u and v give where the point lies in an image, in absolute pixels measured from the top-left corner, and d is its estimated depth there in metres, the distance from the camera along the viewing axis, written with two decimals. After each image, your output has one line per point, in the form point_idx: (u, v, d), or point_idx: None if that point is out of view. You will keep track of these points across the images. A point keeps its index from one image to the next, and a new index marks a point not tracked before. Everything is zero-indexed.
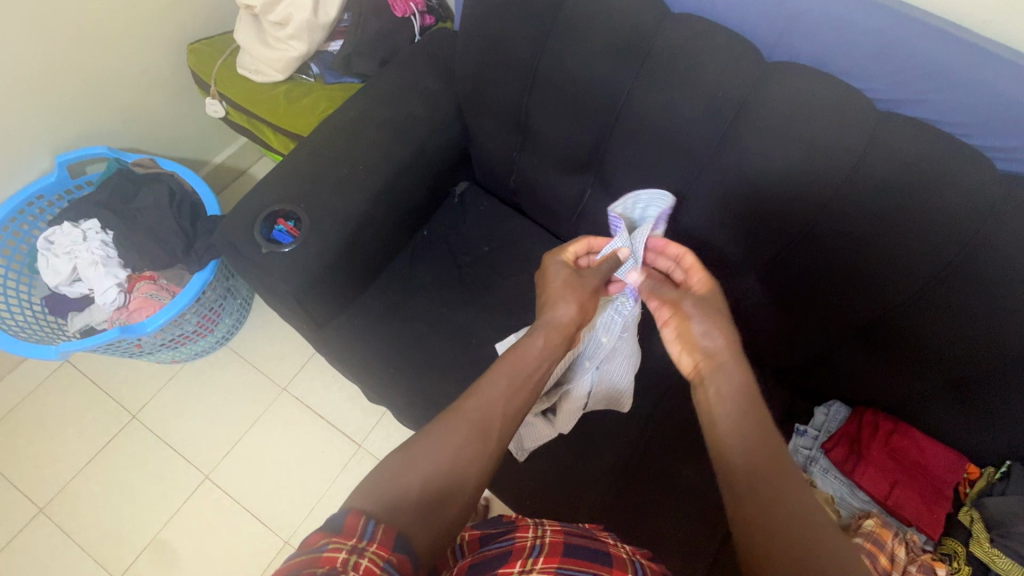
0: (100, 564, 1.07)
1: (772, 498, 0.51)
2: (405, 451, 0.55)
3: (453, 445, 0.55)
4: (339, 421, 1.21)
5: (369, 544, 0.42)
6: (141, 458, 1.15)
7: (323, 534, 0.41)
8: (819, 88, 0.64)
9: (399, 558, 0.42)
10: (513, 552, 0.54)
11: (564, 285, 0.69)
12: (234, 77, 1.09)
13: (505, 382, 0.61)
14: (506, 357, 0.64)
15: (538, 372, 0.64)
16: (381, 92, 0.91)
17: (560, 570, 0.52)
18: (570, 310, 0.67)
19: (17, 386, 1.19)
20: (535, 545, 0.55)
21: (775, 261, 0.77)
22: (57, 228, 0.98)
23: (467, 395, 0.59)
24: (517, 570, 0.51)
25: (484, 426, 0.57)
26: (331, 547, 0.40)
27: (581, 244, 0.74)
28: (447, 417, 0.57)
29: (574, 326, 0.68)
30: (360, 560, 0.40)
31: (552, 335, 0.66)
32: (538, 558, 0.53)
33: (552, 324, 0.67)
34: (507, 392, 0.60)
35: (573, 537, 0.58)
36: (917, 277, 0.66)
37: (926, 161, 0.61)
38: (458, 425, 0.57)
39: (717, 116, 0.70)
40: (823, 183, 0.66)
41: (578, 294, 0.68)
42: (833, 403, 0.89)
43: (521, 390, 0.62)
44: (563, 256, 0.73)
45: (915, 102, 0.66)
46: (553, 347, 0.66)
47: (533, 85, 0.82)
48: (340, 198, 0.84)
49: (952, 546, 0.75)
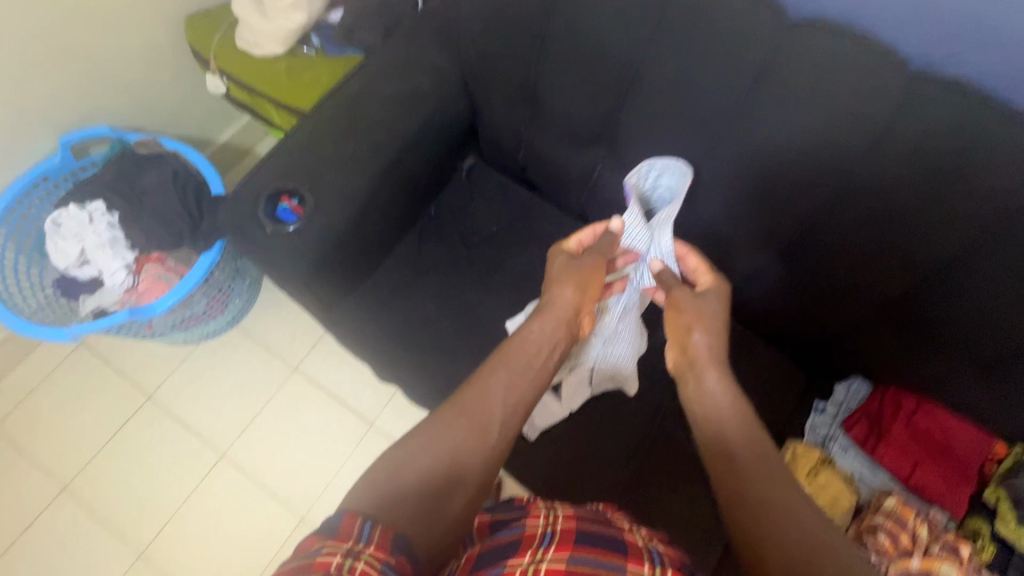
0: (124, 541, 1.09)
1: (766, 485, 0.54)
2: (405, 444, 0.56)
3: (453, 438, 0.56)
4: (351, 401, 1.21)
5: (366, 546, 0.42)
6: (158, 438, 1.17)
7: (318, 538, 0.42)
8: (849, 48, 0.60)
9: (398, 559, 0.43)
10: (523, 541, 0.53)
11: (562, 271, 0.71)
12: (232, 51, 1.06)
13: (506, 372, 0.62)
14: (507, 345, 0.65)
15: (538, 358, 0.65)
16: (385, 64, 0.88)
17: (572, 560, 0.50)
18: (567, 292, 0.68)
19: (34, 369, 1.20)
20: (546, 534, 0.54)
21: (796, 234, 0.73)
22: (64, 211, 0.97)
23: (466, 387, 0.61)
24: (526, 561, 0.50)
25: (483, 423, 0.58)
26: (325, 553, 0.40)
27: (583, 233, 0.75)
28: (447, 409, 0.59)
29: (573, 309, 0.69)
30: (356, 563, 0.40)
31: (549, 318, 0.68)
32: (549, 547, 0.51)
33: (550, 307, 0.68)
34: (508, 384, 0.61)
35: (586, 522, 0.56)
36: (947, 248, 0.63)
37: (961, 127, 0.57)
38: (457, 421, 0.58)
39: (739, 80, 0.66)
40: (850, 152, 0.63)
41: (576, 276, 0.70)
42: (854, 380, 0.86)
43: (522, 381, 0.62)
44: (565, 247, 0.75)
45: (949, 59, 0.62)
46: (551, 330, 0.67)
47: (543, 53, 0.78)
48: (346, 175, 0.82)
49: (976, 525, 0.75)
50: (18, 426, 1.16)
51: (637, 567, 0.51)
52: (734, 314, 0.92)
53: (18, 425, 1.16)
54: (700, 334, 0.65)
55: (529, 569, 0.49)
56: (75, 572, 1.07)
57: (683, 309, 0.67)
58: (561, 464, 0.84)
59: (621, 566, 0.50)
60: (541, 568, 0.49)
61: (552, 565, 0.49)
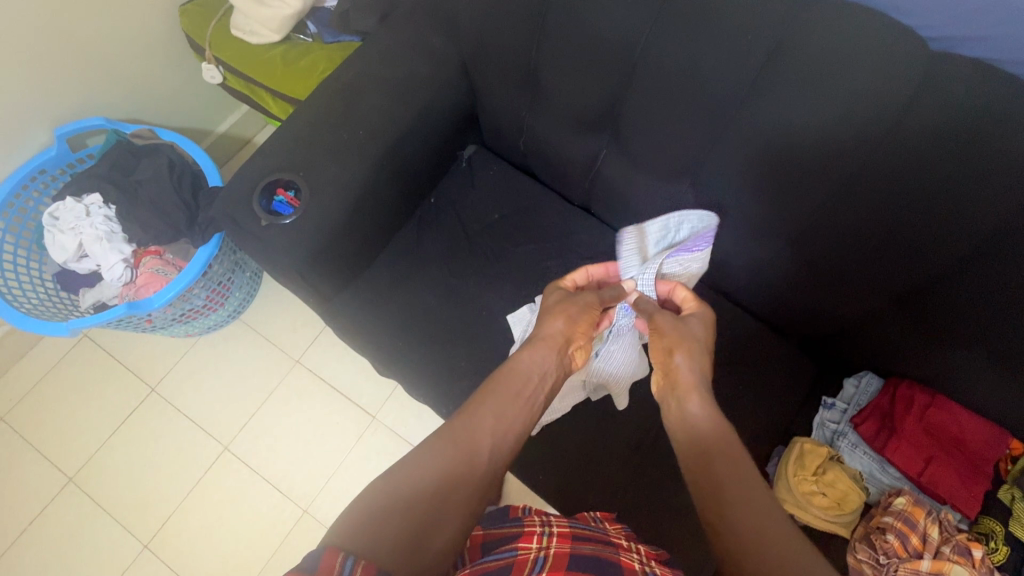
0: (130, 531, 1.11)
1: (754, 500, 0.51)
2: (387, 478, 0.54)
3: (438, 470, 0.55)
4: (353, 393, 1.21)
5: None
6: (162, 430, 1.18)
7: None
8: (865, 27, 0.57)
9: None
10: (515, 565, 0.52)
11: (552, 303, 0.71)
12: (228, 40, 1.04)
13: (493, 401, 0.61)
14: (497, 376, 0.64)
15: (528, 387, 0.63)
16: (380, 49, 0.85)
17: None
18: (555, 323, 0.68)
19: (40, 361, 1.21)
20: (539, 557, 0.53)
21: (807, 225, 0.71)
22: (61, 203, 0.97)
23: (454, 417, 0.60)
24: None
25: (471, 451, 0.57)
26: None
27: (579, 273, 0.76)
28: (434, 440, 0.57)
29: (563, 338, 0.68)
30: None
31: (540, 346, 0.67)
32: (542, 574, 0.52)
33: (542, 337, 0.67)
34: (495, 413, 0.60)
35: (581, 545, 0.57)
36: (966, 238, 0.60)
37: (985, 110, 0.54)
38: (445, 447, 0.57)
39: (747, 63, 0.63)
40: (865, 137, 0.60)
41: (568, 308, 0.69)
42: (864, 375, 0.84)
43: (509, 410, 0.61)
44: (561, 285, 0.75)
45: (976, 40, 0.59)
46: (542, 357, 0.66)
47: (543, 34, 0.75)
48: (341, 165, 0.80)
49: (989, 525, 0.73)
50: (24, 417, 1.17)
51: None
52: (742, 306, 0.91)
53: (24, 416, 1.17)
54: (682, 358, 0.62)
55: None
56: (83, 561, 1.09)
57: (668, 333, 0.65)
58: (562, 459, 0.83)
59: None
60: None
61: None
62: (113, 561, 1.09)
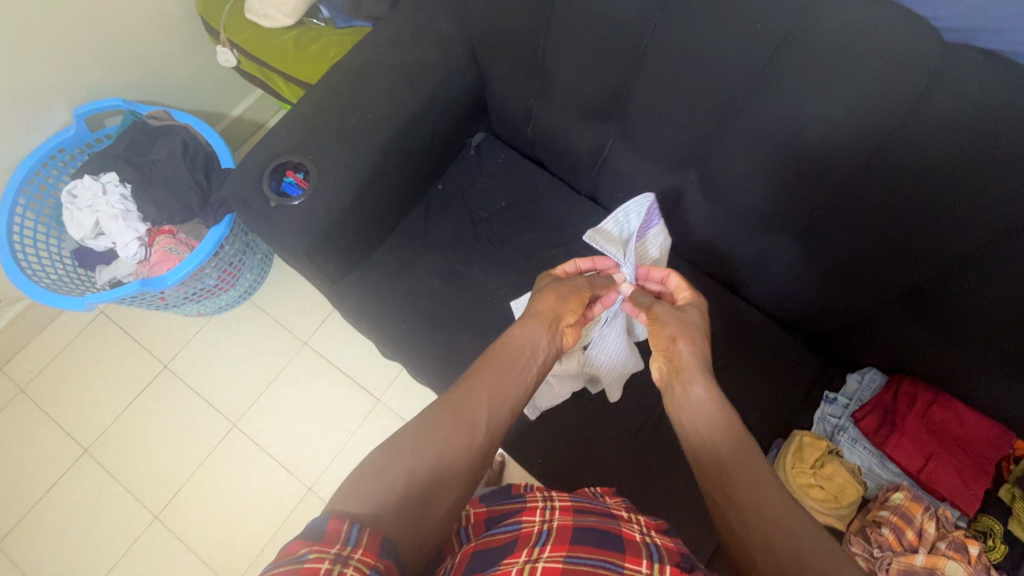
0: (141, 501, 1.14)
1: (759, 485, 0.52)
2: (391, 444, 0.55)
3: (437, 441, 0.56)
4: (359, 376, 1.23)
5: (354, 550, 0.41)
6: (173, 405, 1.21)
7: (303, 543, 0.40)
8: (879, 16, 0.56)
9: (385, 564, 0.42)
10: (520, 539, 0.53)
11: (544, 285, 0.74)
12: (241, 23, 1.05)
13: (489, 375, 0.62)
14: (491, 352, 0.65)
15: (520, 362, 0.65)
16: (391, 35, 0.86)
17: (568, 559, 0.49)
18: (544, 301, 0.70)
19: (59, 335, 1.25)
20: (543, 531, 0.54)
21: (814, 217, 0.70)
22: (78, 181, 1.00)
23: (451, 391, 0.61)
24: (522, 560, 0.49)
25: (468, 422, 0.58)
26: (312, 558, 0.38)
27: (569, 264, 0.78)
28: (433, 411, 0.59)
29: (553, 316, 0.69)
30: (344, 570, 0.38)
31: (531, 322, 0.68)
32: (545, 547, 0.51)
33: (532, 315, 0.69)
34: (491, 386, 0.61)
35: (583, 518, 0.56)
36: (972, 236, 0.59)
37: (999, 102, 0.53)
38: (447, 418, 0.58)
39: (757, 52, 0.62)
40: (876, 128, 0.59)
41: (557, 287, 0.71)
42: (867, 371, 0.83)
43: (504, 384, 0.62)
44: (550, 274, 0.77)
45: (992, 32, 0.57)
46: (532, 333, 0.67)
47: (552, 21, 0.75)
48: (349, 149, 0.81)
49: (988, 523, 0.73)
50: (43, 388, 1.21)
51: (633, 566, 0.50)
52: (749, 301, 0.91)
53: (43, 387, 1.21)
54: (684, 344, 0.64)
55: (526, 567, 0.48)
56: (96, 529, 1.12)
57: (663, 325, 0.67)
58: (561, 444, 0.84)
59: (617, 565, 0.50)
60: (537, 567, 0.48)
61: (548, 564, 0.48)
62: (125, 529, 1.13)
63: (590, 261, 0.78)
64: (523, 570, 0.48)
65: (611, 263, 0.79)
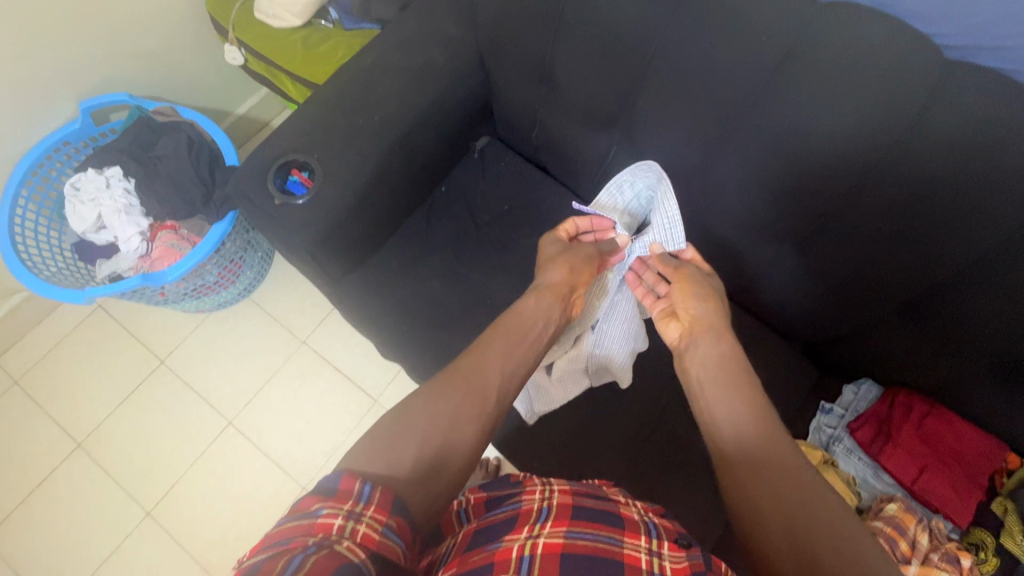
0: (133, 497, 1.13)
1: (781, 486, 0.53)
2: (404, 407, 0.57)
3: (450, 405, 0.57)
4: (357, 376, 1.23)
5: (366, 507, 0.44)
6: (170, 402, 1.20)
7: (317, 498, 0.44)
8: (882, 32, 0.57)
9: (397, 522, 0.45)
10: (520, 516, 0.54)
11: (555, 255, 0.74)
12: (250, 23, 1.06)
13: (501, 342, 0.64)
14: (503, 320, 0.67)
15: (532, 331, 0.66)
16: (400, 38, 0.87)
17: (569, 535, 0.50)
18: (559, 272, 0.71)
19: (56, 328, 1.25)
20: (543, 508, 0.54)
21: (816, 227, 0.70)
22: (82, 175, 1.00)
23: (461, 360, 0.62)
24: (523, 537, 0.51)
25: (483, 392, 0.59)
26: (326, 513, 0.42)
27: (571, 222, 0.79)
28: (445, 378, 0.59)
29: (567, 287, 0.71)
30: (357, 526, 0.42)
31: (545, 294, 0.69)
32: (545, 523, 0.52)
33: (547, 287, 0.70)
34: (503, 355, 0.63)
35: (581, 498, 0.56)
36: (978, 246, 0.59)
37: (1000, 120, 0.54)
38: (456, 387, 0.59)
39: (762, 65, 0.63)
40: (878, 141, 0.60)
41: (570, 259, 0.72)
42: (863, 382, 0.84)
43: (516, 352, 0.64)
44: (557, 233, 0.78)
45: (992, 51, 0.58)
46: (546, 304, 0.69)
47: (560, 29, 0.76)
48: (354, 149, 0.82)
49: (981, 536, 0.72)
50: (37, 381, 1.20)
51: (633, 540, 0.51)
52: (749, 308, 0.91)
53: (37, 381, 1.20)
54: (714, 306, 0.70)
55: (528, 543, 0.50)
56: (86, 524, 1.12)
57: (695, 284, 0.71)
58: (559, 444, 0.84)
59: (617, 539, 0.51)
60: (539, 542, 0.50)
61: (550, 539, 0.50)
62: (117, 525, 1.12)
63: (589, 219, 0.79)
64: (524, 546, 0.49)
65: (609, 223, 0.80)
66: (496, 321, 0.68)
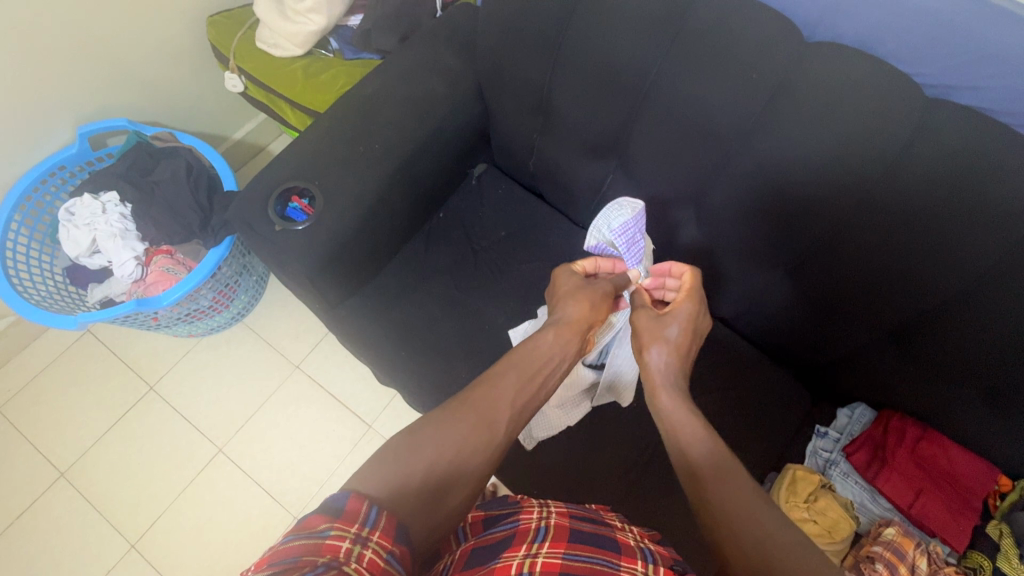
0: (117, 529, 1.10)
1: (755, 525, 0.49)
2: (412, 434, 0.56)
3: (456, 437, 0.56)
4: (351, 402, 1.21)
5: (372, 532, 0.43)
6: (157, 428, 1.18)
7: (324, 518, 0.42)
8: (864, 69, 0.60)
9: (400, 550, 0.44)
10: (517, 535, 0.53)
11: (573, 289, 0.73)
12: (252, 52, 1.08)
13: (513, 374, 0.63)
14: (517, 351, 0.66)
15: (549, 366, 0.65)
16: (400, 68, 0.89)
17: (567, 556, 0.50)
18: (579, 307, 0.70)
19: (42, 353, 1.22)
20: (540, 527, 0.55)
21: (807, 258, 0.72)
22: (78, 200, 1.00)
23: (473, 387, 0.61)
24: (521, 554, 0.50)
25: (489, 417, 0.58)
26: (334, 535, 0.41)
27: (590, 260, 0.79)
28: (454, 408, 0.58)
29: (586, 324, 0.70)
30: (364, 550, 0.41)
31: (564, 330, 0.69)
32: (544, 543, 0.52)
33: (565, 321, 0.69)
34: (516, 387, 0.62)
35: (579, 521, 0.57)
36: (960, 278, 0.61)
37: (981, 152, 0.56)
38: (465, 415, 0.58)
39: (752, 100, 0.66)
40: (866, 172, 0.62)
41: (589, 294, 0.72)
42: (857, 407, 0.86)
43: (530, 384, 0.63)
44: (574, 267, 0.77)
45: (969, 90, 0.62)
46: (564, 342, 0.68)
47: (558, 61, 0.79)
48: (353, 176, 0.82)
49: (977, 560, 0.71)
50: (21, 409, 1.17)
51: (630, 565, 0.51)
52: (743, 335, 0.93)
53: (21, 409, 1.17)
54: (654, 354, 0.66)
55: (526, 561, 0.49)
56: (67, 558, 1.07)
57: (639, 334, 0.69)
58: (557, 468, 0.84)
59: (615, 563, 0.50)
60: (537, 561, 0.49)
61: (548, 558, 0.49)
62: (99, 558, 1.07)
63: (610, 261, 0.79)
64: (523, 564, 0.48)
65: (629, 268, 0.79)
66: (512, 350, 0.67)
